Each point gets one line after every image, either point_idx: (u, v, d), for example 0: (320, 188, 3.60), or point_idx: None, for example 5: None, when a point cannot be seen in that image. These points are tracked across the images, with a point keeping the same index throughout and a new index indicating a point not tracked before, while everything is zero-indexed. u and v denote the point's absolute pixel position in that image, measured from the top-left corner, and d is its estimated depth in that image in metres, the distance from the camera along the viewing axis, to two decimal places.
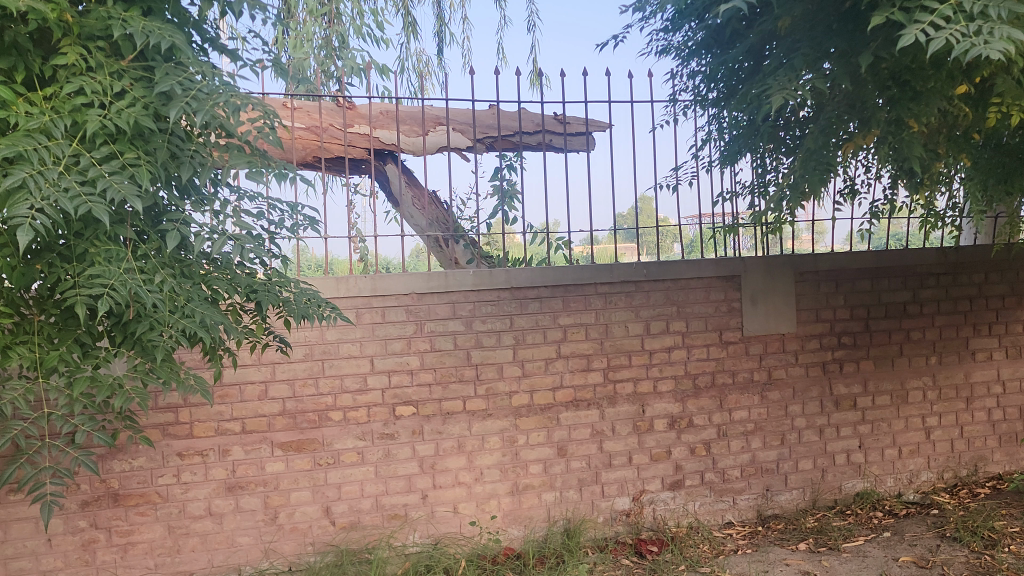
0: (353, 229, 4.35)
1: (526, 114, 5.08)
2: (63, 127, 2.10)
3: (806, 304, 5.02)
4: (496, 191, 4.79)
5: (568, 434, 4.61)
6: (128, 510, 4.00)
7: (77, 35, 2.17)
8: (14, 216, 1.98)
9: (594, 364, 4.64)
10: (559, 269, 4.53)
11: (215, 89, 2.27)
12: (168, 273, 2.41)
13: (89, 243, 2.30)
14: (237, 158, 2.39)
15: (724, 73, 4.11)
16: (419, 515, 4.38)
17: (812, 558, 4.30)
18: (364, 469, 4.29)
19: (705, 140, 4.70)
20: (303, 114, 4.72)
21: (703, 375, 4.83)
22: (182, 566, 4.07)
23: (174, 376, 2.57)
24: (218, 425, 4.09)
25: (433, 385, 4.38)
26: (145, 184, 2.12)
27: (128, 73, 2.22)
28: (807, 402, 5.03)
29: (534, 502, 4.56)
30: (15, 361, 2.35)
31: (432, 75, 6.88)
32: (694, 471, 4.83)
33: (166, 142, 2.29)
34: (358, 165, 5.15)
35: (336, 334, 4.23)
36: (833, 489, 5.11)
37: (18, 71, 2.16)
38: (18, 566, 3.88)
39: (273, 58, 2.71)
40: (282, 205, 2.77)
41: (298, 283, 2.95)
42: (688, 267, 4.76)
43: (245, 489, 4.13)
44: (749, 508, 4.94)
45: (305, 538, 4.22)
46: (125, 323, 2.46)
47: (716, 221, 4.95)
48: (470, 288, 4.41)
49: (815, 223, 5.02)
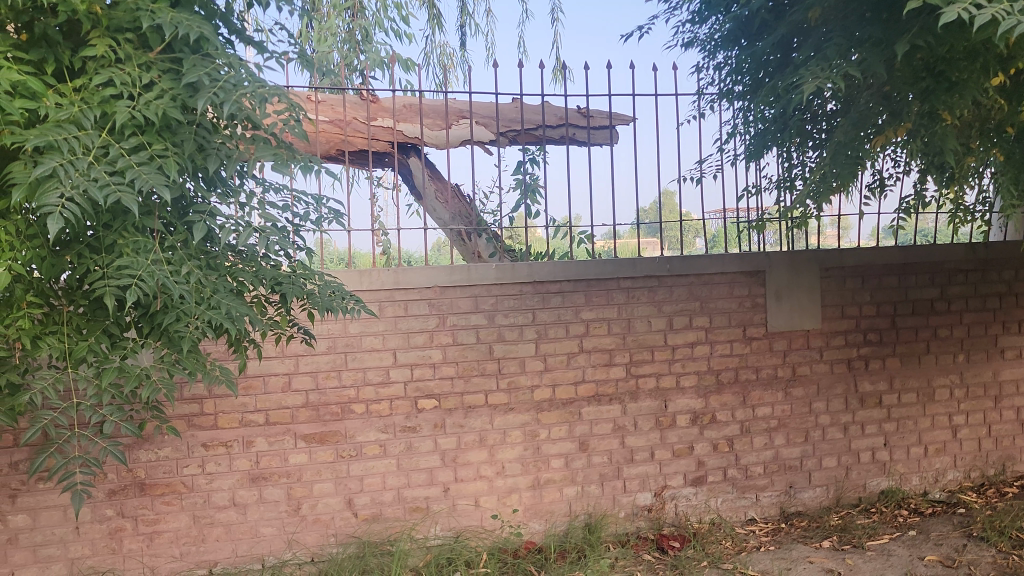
0: (376, 223, 4.36)
1: (549, 108, 5.07)
2: (92, 117, 2.12)
3: (831, 299, 4.96)
4: (519, 185, 4.78)
5: (589, 429, 4.59)
6: (154, 500, 4.04)
7: (105, 27, 2.19)
8: (44, 206, 2.01)
9: (616, 359, 4.62)
10: (581, 264, 4.51)
11: (241, 81, 2.26)
12: (195, 265, 2.43)
13: (117, 234, 2.31)
14: (263, 151, 2.39)
15: (752, 65, 4.06)
16: (441, 508, 4.39)
17: (835, 556, 4.26)
18: (386, 461, 4.30)
19: (731, 134, 4.65)
20: (327, 108, 4.75)
21: (727, 371, 4.80)
22: (206, 555, 4.11)
23: (200, 367, 2.57)
24: (242, 417, 4.12)
25: (455, 379, 4.39)
26: (172, 175, 2.13)
27: (156, 65, 2.22)
28: (832, 399, 4.98)
29: (555, 497, 4.56)
30: (45, 351, 2.38)
31: (455, 69, 6.87)
32: (717, 467, 4.80)
33: (193, 134, 2.30)
34: (381, 158, 5.16)
35: (359, 327, 4.24)
36: (858, 487, 5.06)
37: (48, 63, 2.18)
38: (47, 553, 3.94)
39: (299, 51, 2.72)
40: (307, 198, 2.77)
41: (322, 275, 2.96)
42: (711, 262, 4.71)
43: (269, 480, 4.16)
44: (772, 505, 4.90)
45: (327, 529, 4.24)
46: (152, 314, 2.48)
47: (741, 216, 4.88)
48: (492, 282, 4.40)
49: (842, 218, 4.95)
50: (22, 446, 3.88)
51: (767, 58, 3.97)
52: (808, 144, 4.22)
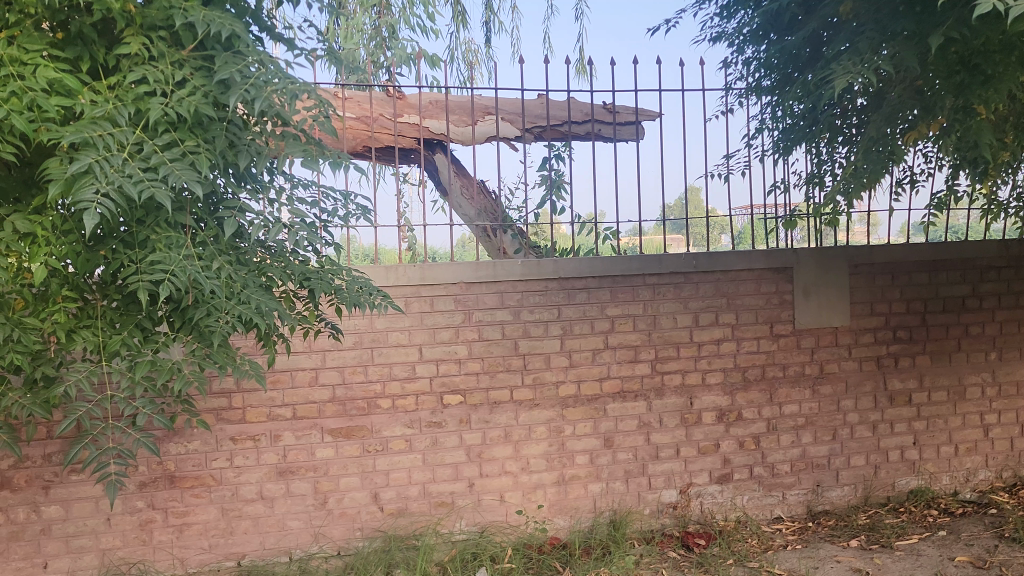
0: (402, 219, 4.38)
1: (575, 103, 5.06)
2: (126, 114, 2.14)
3: (860, 297, 4.91)
4: (544, 181, 4.78)
5: (615, 425, 4.59)
6: (183, 492, 4.09)
7: (139, 26, 2.21)
8: (80, 202, 2.04)
9: (641, 356, 4.60)
10: (606, 260, 4.51)
11: (271, 78, 2.27)
12: (225, 260, 2.46)
13: (150, 230, 2.34)
14: (293, 147, 2.41)
15: (782, 60, 4.02)
16: (466, 503, 4.41)
17: (864, 556, 4.22)
18: (412, 456, 4.33)
19: (760, 130, 4.60)
20: (354, 105, 4.78)
21: (753, 368, 4.76)
22: (235, 548, 4.15)
23: (230, 361, 2.60)
24: (270, 411, 4.16)
25: (481, 375, 4.40)
26: (204, 171, 2.16)
27: (188, 62, 2.24)
28: (860, 397, 4.93)
29: (580, 493, 4.56)
30: (80, 344, 2.42)
31: (480, 65, 6.88)
32: (743, 464, 4.77)
33: (224, 130, 2.32)
34: (407, 155, 5.19)
35: (386, 323, 4.26)
36: (886, 486, 5.00)
37: (83, 61, 2.21)
38: (79, 544, 4.00)
39: (327, 47, 2.74)
40: (336, 194, 2.78)
41: (349, 271, 2.98)
42: (738, 258, 4.69)
43: (296, 473, 4.20)
44: (800, 503, 4.86)
45: (353, 523, 4.28)
46: (184, 309, 2.51)
47: (768, 212, 4.85)
48: (518, 278, 4.40)
49: (871, 214, 4.89)
50: (55, 439, 3.95)
51: (797, 53, 3.93)
52: (837, 139, 4.18)
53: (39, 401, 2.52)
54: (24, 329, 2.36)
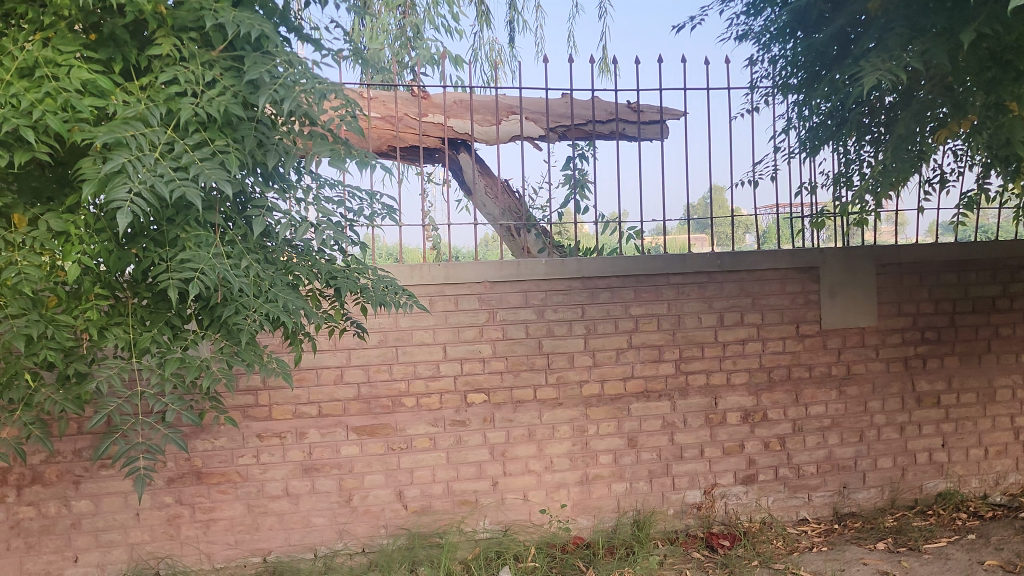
0: (426, 218, 4.40)
1: (599, 103, 5.05)
2: (158, 114, 2.17)
3: (888, 297, 4.86)
4: (568, 181, 4.78)
5: (638, 425, 4.57)
6: (210, 488, 4.14)
7: (170, 27, 2.24)
8: (113, 201, 2.07)
9: (665, 356, 4.59)
10: (630, 259, 4.49)
11: (300, 78, 2.30)
12: (253, 259, 2.48)
13: (180, 228, 2.37)
14: (320, 146, 2.43)
15: (809, 57, 3.99)
16: (489, 501, 4.42)
17: (891, 558, 4.18)
18: (435, 454, 4.34)
19: (786, 129, 4.57)
20: (379, 104, 4.81)
21: (779, 369, 4.73)
22: (260, 543, 4.19)
23: (257, 359, 2.62)
24: (295, 409, 4.19)
25: (504, 373, 4.41)
26: (234, 171, 2.19)
27: (218, 63, 2.27)
28: (887, 398, 4.88)
29: (603, 493, 4.55)
30: (111, 341, 2.45)
31: (504, 65, 6.89)
32: (768, 465, 4.74)
33: (253, 129, 2.35)
34: (431, 155, 5.20)
35: (410, 322, 4.28)
36: (914, 488, 4.94)
37: (116, 62, 2.25)
38: (108, 538, 4.06)
39: (353, 47, 2.77)
40: (361, 193, 2.80)
41: (375, 270, 3.00)
42: (763, 257, 4.66)
43: (321, 471, 4.23)
44: (825, 505, 4.82)
45: (377, 520, 4.31)
46: (213, 307, 2.54)
47: (794, 211, 4.81)
48: (542, 278, 4.41)
49: (898, 214, 4.83)
50: (86, 434, 4.01)
51: (824, 51, 3.90)
52: (865, 138, 4.14)
53: (71, 397, 2.55)
54: (57, 326, 2.40)
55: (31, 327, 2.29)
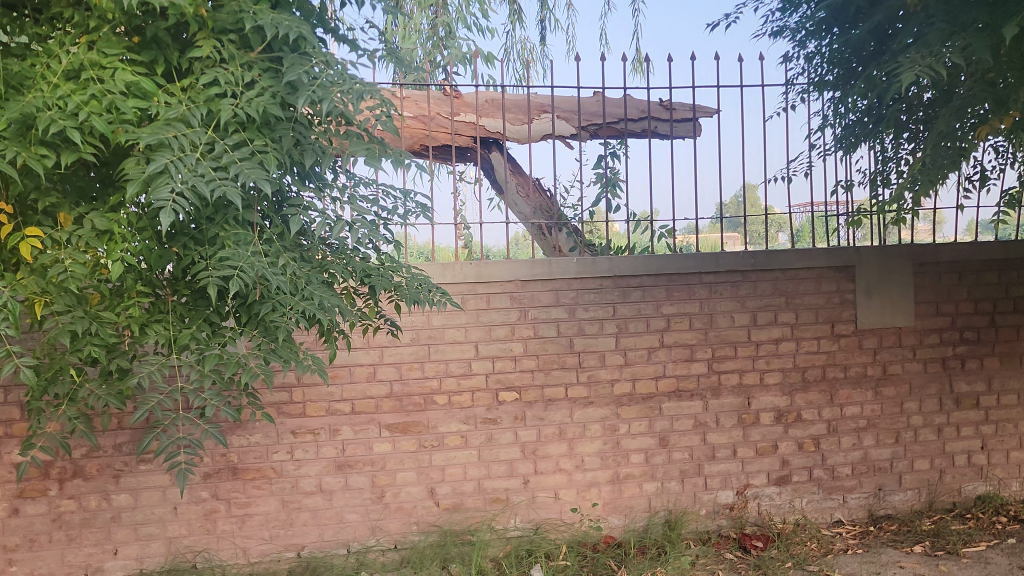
0: (458, 217, 4.42)
1: (632, 101, 5.04)
2: (199, 115, 2.21)
3: (925, 296, 4.79)
4: (600, 179, 4.77)
5: (670, 425, 4.56)
6: (245, 483, 4.20)
7: (210, 29, 2.28)
8: (156, 201, 2.11)
9: (697, 355, 4.56)
10: (662, 259, 4.47)
11: (337, 78, 2.32)
12: (291, 257, 2.52)
13: (219, 227, 2.42)
14: (356, 146, 2.45)
15: (846, 53, 3.94)
16: (521, 499, 4.43)
17: (928, 562, 4.12)
18: (467, 452, 4.36)
19: (822, 126, 4.52)
20: (411, 104, 4.85)
21: (813, 369, 4.68)
22: (295, 539, 4.25)
23: (294, 356, 2.65)
24: (329, 406, 4.23)
25: (536, 372, 4.41)
26: (272, 170, 2.22)
27: (257, 64, 2.30)
28: (925, 400, 4.80)
29: (634, 492, 4.54)
30: (152, 338, 2.50)
31: (536, 64, 6.89)
32: (802, 467, 4.69)
33: (291, 130, 2.38)
34: (463, 153, 5.23)
35: (442, 320, 4.31)
36: (952, 491, 4.86)
37: (159, 64, 2.29)
38: (147, 531, 4.14)
39: (387, 46, 2.81)
40: (396, 192, 2.82)
41: (409, 268, 3.02)
42: (798, 256, 4.61)
43: (354, 467, 4.28)
44: (860, 507, 4.76)
45: (409, 517, 4.33)
46: (250, 304, 2.58)
47: (828, 210, 4.76)
48: (573, 276, 4.40)
49: (937, 212, 4.76)
50: (126, 429, 4.09)
51: (861, 47, 3.88)
52: (903, 135, 4.08)
53: (113, 392, 2.61)
54: (101, 322, 2.45)
55: (76, 323, 2.37)
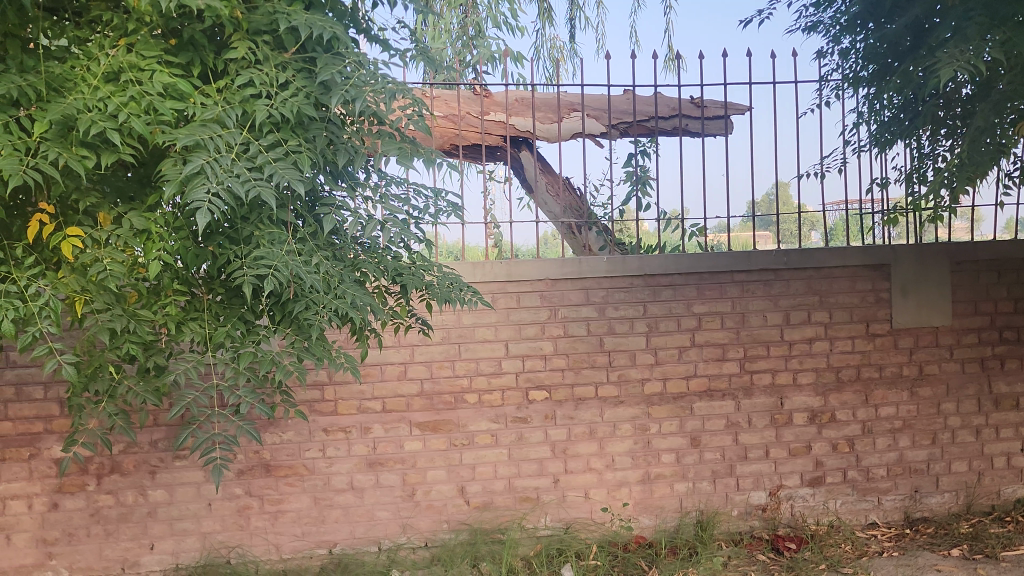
0: (488, 216, 4.43)
1: (662, 98, 5.01)
2: (234, 116, 2.24)
3: (963, 296, 4.70)
4: (630, 178, 4.75)
5: (701, 425, 4.52)
6: (278, 480, 4.24)
7: (246, 31, 2.31)
8: (192, 201, 2.13)
9: (729, 355, 4.52)
10: (694, 257, 4.44)
11: (370, 78, 2.34)
12: (324, 256, 2.54)
13: (254, 227, 2.45)
14: (388, 146, 2.47)
15: (882, 48, 3.88)
16: (551, 499, 4.42)
17: (966, 566, 4.05)
18: (497, 451, 4.37)
19: (857, 123, 4.46)
20: (441, 104, 4.87)
21: (847, 369, 4.62)
22: (326, 536, 4.28)
23: (327, 354, 2.67)
24: (360, 404, 4.26)
25: (566, 370, 4.41)
26: (306, 170, 2.24)
27: (291, 65, 2.33)
28: (962, 400, 4.72)
29: (665, 492, 4.51)
30: (188, 336, 2.54)
31: (565, 62, 6.88)
32: (836, 467, 4.63)
33: (324, 130, 2.40)
34: (493, 152, 5.23)
35: (472, 319, 4.32)
36: (991, 493, 4.77)
37: (195, 65, 2.32)
38: (182, 526, 4.20)
39: (419, 45, 2.82)
40: (427, 191, 2.83)
41: (440, 267, 3.03)
42: (832, 255, 4.55)
43: (384, 465, 4.30)
44: (896, 509, 4.69)
45: (440, 515, 4.35)
46: (284, 303, 2.61)
47: (863, 207, 4.69)
48: (603, 275, 4.39)
49: (975, 209, 4.67)
50: (161, 426, 4.16)
51: (897, 42, 3.82)
52: (941, 132, 4.00)
53: (150, 390, 2.64)
54: (138, 320, 2.49)
55: (115, 322, 2.40)
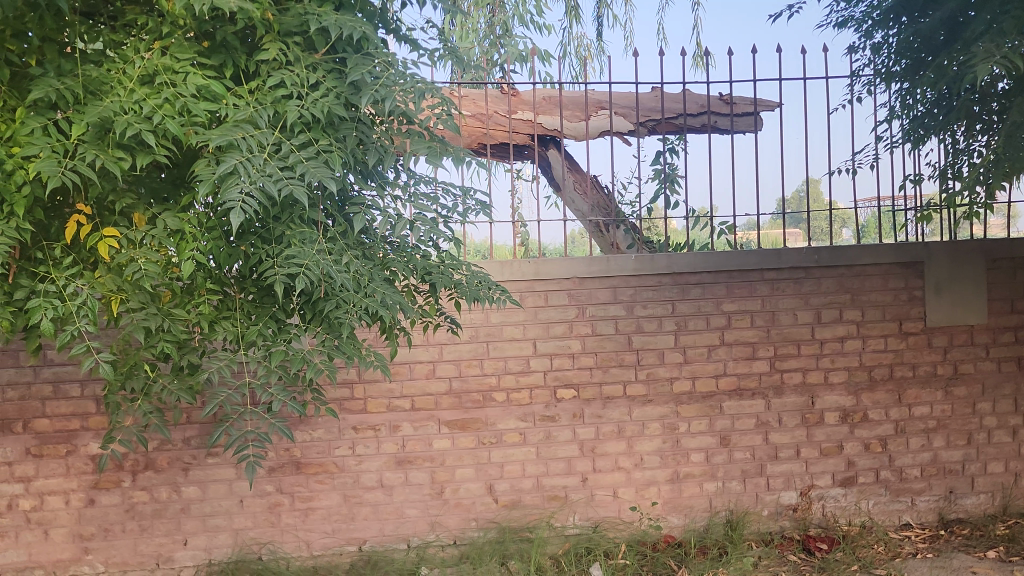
0: (516, 215, 4.43)
1: (691, 95, 4.98)
2: (266, 117, 2.26)
3: (1000, 293, 4.62)
4: (658, 175, 4.73)
5: (731, 424, 4.49)
6: (308, 478, 4.28)
7: (277, 32, 2.33)
8: (226, 201, 2.16)
9: (759, 353, 4.49)
10: (723, 255, 4.40)
11: (399, 78, 2.36)
12: (354, 255, 2.55)
13: (285, 226, 2.47)
14: (417, 145, 2.48)
15: (915, 43, 3.83)
16: (579, 497, 4.42)
17: (1002, 568, 3.98)
18: (526, 449, 4.37)
19: (889, 118, 4.39)
20: (469, 103, 4.89)
21: (880, 368, 4.56)
22: (356, 533, 4.32)
23: (357, 352, 2.69)
24: (389, 402, 4.29)
25: (594, 369, 4.40)
26: (337, 169, 2.26)
27: (321, 66, 2.35)
28: (999, 400, 4.64)
29: (694, 492, 4.49)
30: (221, 334, 2.59)
31: (593, 60, 6.87)
32: (868, 468, 4.57)
33: (354, 129, 2.42)
34: (521, 151, 5.24)
35: (500, 317, 4.33)
36: None
37: (227, 67, 2.35)
38: (214, 522, 4.26)
39: (447, 43, 2.84)
40: (455, 190, 2.84)
41: (469, 266, 3.04)
42: (864, 252, 4.49)
43: (413, 463, 4.33)
44: (930, 510, 4.62)
45: (468, 513, 4.37)
46: (315, 302, 2.63)
47: (896, 204, 4.63)
48: (631, 273, 4.37)
49: (1011, 206, 4.59)
50: (195, 423, 4.22)
51: (931, 36, 3.77)
52: (976, 127, 3.93)
53: (184, 387, 2.68)
54: (172, 319, 2.53)
55: (149, 320, 2.44)
